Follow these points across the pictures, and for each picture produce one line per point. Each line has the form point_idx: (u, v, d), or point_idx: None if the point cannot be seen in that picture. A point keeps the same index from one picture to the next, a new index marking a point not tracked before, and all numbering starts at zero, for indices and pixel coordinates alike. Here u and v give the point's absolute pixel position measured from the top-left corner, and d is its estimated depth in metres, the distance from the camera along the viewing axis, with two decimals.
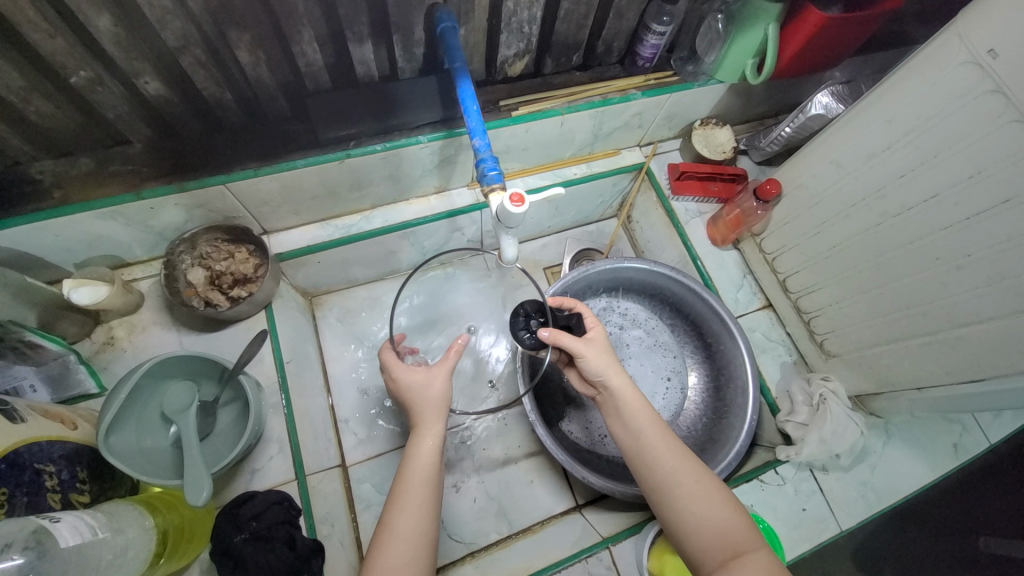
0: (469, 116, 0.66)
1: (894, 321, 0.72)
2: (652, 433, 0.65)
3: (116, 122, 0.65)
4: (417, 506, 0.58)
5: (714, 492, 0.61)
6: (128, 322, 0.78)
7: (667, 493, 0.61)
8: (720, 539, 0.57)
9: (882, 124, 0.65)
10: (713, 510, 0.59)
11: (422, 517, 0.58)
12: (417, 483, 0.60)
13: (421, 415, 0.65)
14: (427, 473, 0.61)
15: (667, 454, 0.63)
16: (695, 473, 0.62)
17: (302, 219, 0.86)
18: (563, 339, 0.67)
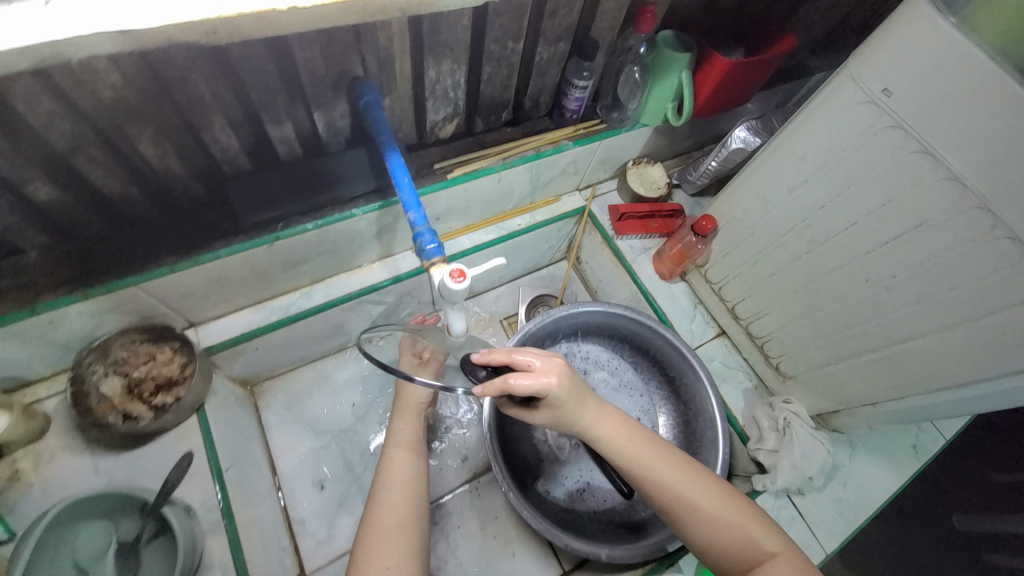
0: (401, 189, 0.64)
1: (840, 342, 0.74)
2: (653, 463, 0.63)
3: (3, 234, 0.58)
4: (400, 499, 0.63)
5: (722, 504, 0.61)
6: (31, 453, 0.67)
7: (678, 518, 0.62)
8: (738, 551, 0.59)
9: (798, 159, 0.69)
10: (727, 525, 0.60)
11: (406, 503, 0.63)
12: (399, 482, 0.64)
13: (398, 431, 0.71)
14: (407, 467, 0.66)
15: (674, 481, 0.62)
16: (701, 490, 0.62)
17: (233, 306, 0.80)
18: (512, 385, 0.54)
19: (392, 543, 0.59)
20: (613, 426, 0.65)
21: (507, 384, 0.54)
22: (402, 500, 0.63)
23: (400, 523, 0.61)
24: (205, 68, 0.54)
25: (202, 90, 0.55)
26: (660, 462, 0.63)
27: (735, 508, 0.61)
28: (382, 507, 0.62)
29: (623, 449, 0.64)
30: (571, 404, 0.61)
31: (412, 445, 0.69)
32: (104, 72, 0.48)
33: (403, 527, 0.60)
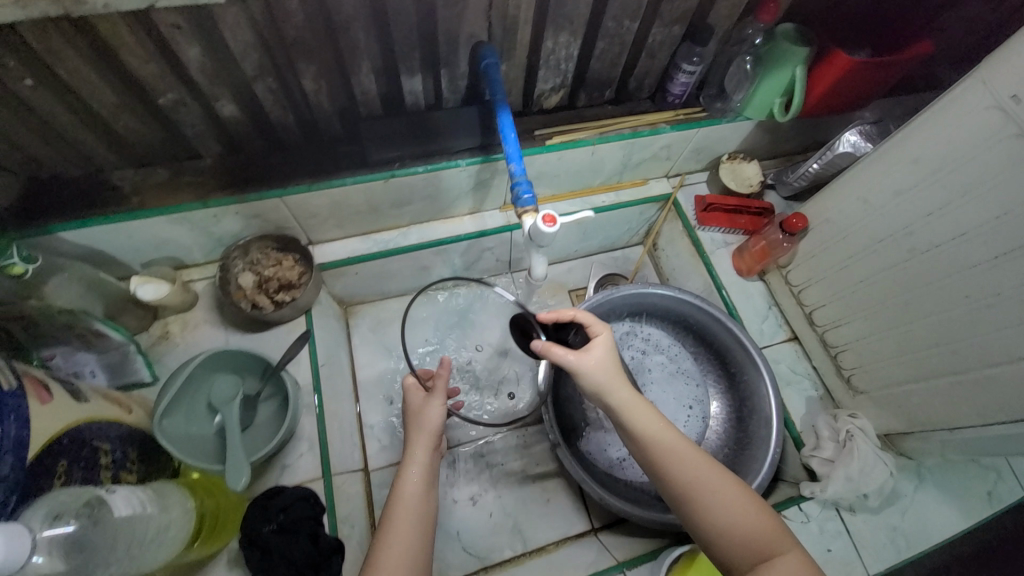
0: (507, 143, 0.71)
1: (923, 360, 0.71)
2: (674, 449, 0.63)
3: (193, 139, 0.73)
4: (408, 545, 0.60)
5: (731, 492, 0.60)
6: (183, 319, 0.84)
7: (690, 498, 0.61)
8: (752, 551, 0.57)
9: (908, 163, 0.67)
10: (741, 513, 0.59)
11: (411, 548, 0.60)
12: (409, 514, 0.63)
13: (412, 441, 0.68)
14: (419, 503, 0.64)
15: (688, 465, 0.62)
16: (714, 478, 0.61)
17: (344, 232, 0.92)
18: (553, 351, 0.66)
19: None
20: (635, 404, 0.66)
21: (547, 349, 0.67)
22: (408, 547, 0.60)
23: (404, 571, 0.58)
24: (364, 19, 0.64)
25: (358, 38, 0.66)
26: (679, 447, 0.63)
27: (749, 499, 0.60)
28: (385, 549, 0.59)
29: (644, 429, 0.64)
30: (602, 378, 0.66)
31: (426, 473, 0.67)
32: (293, 14, 0.60)
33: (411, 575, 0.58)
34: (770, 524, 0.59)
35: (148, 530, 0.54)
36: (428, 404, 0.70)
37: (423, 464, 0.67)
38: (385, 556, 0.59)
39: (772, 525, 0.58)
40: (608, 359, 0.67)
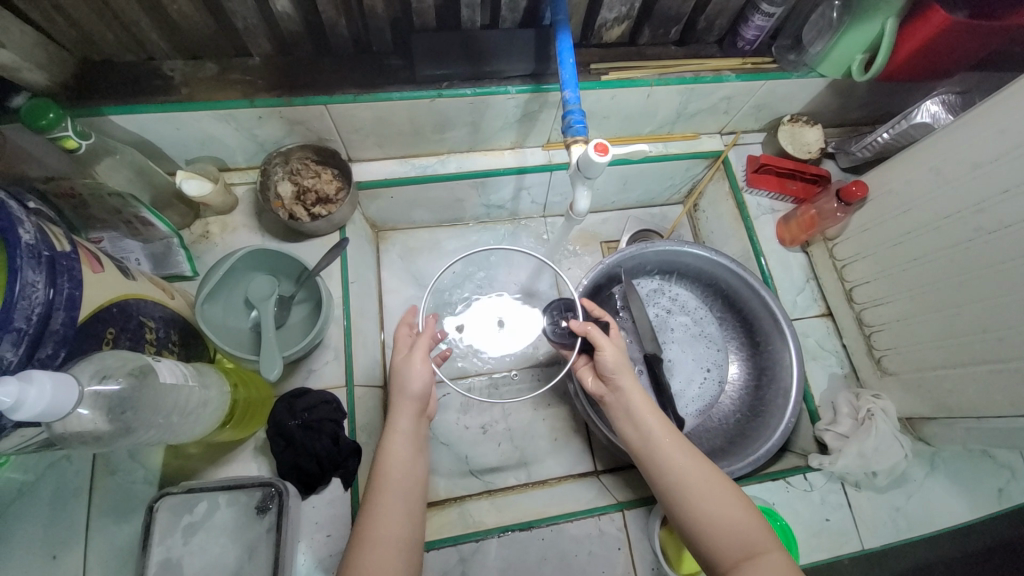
0: (564, 68, 0.68)
1: (964, 345, 0.69)
2: (670, 443, 0.66)
3: (243, 33, 0.71)
4: (396, 508, 0.60)
5: (721, 488, 0.62)
6: (223, 221, 0.86)
7: (679, 492, 0.63)
8: (734, 544, 0.59)
9: (996, 134, 0.62)
10: (728, 508, 0.61)
11: (402, 512, 0.60)
12: (397, 479, 0.62)
13: (395, 410, 0.67)
14: (406, 470, 0.63)
15: (681, 458, 0.64)
16: (705, 472, 0.63)
17: (384, 153, 0.91)
18: (590, 330, 0.71)
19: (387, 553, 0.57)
20: (641, 400, 0.69)
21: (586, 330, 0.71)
22: (401, 509, 0.60)
23: (400, 531, 0.59)
24: None
25: None
26: (674, 441, 0.66)
27: (736, 496, 0.62)
28: (375, 513, 0.59)
29: (647, 422, 0.68)
30: (619, 367, 0.70)
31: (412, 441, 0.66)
32: None
33: (407, 537, 0.59)
34: (755, 521, 0.60)
35: (187, 402, 0.57)
36: (412, 365, 0.68)
37: (409, 429, 0.66)
38: (375, 519, 0.59)
39: (757, 522, 0.60)
40: (621, 356, 0.71)
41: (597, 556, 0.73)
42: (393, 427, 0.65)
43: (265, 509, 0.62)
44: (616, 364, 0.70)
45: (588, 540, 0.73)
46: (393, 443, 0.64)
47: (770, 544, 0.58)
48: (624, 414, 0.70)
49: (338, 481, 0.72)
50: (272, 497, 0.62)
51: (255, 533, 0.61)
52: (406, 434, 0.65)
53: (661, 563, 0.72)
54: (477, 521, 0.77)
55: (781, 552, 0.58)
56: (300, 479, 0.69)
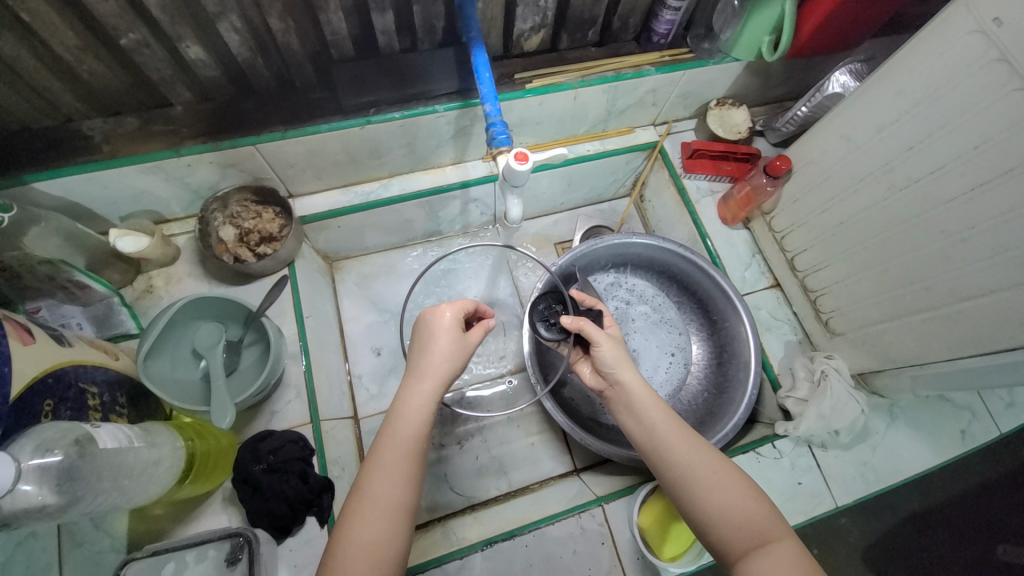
0: (482, 83, 0.70)
1: (898, 298, 0.72)
2: (675, 435, 0.65)
3: (160, 84, 0.71)
4: (398, 475, 0.58)
5: (729, 478, 0.61)
6: (166, 273, 0.84)
7: (685, 485, 0.62)
8: (744, 533, 0.58)
9: (892, 96, 0.66)
10: (736, 499, 0.60)
11: (400, 479, 0.58)
12: (401, 444, 0.59)
13: (417, 370, 0.64)
14: (415, 432, 0.61)
15: (686, 451, 0.63)
16: (712, 464, 0.62)
17: (324, 185, 0.91)
18: (584, 326, 0.71)
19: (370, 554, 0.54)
20: (643, 393, 0.68)
21: (581, 326, 0.71)
22: (401, 476, 0.58)
23: (392, 499, 0.57)
24: None
25: None
26: (679, 434, 0.65)
27: (744, 485, 0.61)
28: (375, 475, 0.57)
29: (650, 417, 0.66)
30: (618, 358, 0.70)
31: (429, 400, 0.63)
32: None
33: (401, 507, 0.57)
34: (765, 509, 0.59)
35: (136, 462, 0.56)
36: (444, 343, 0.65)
37: (428, 390, 0.63)
38: (376, 483, 0.57)
39: (766, 509, 0.60)
40: (619, 350, 0.71)
41: (582, 554, 0.73)
42: (410, 390, 0.63)
43: (235, 560, 0.61)
44: (615, 357, 0.70)
45: (571, 540, 0.74)
46: (406, 403, 0.62)
47: (779, 532, 0.58)
48: (626, 408, 0.69)
49: (313, 519, 0.71)
50: (241, 547, 0.62)
51: None
52: (428, 392, 0.63)
53: (644, 551, 0.73)
54: (461, 538, 0.77)
55: (790, 539, 0.57)
56: (272, 524, 0.68)
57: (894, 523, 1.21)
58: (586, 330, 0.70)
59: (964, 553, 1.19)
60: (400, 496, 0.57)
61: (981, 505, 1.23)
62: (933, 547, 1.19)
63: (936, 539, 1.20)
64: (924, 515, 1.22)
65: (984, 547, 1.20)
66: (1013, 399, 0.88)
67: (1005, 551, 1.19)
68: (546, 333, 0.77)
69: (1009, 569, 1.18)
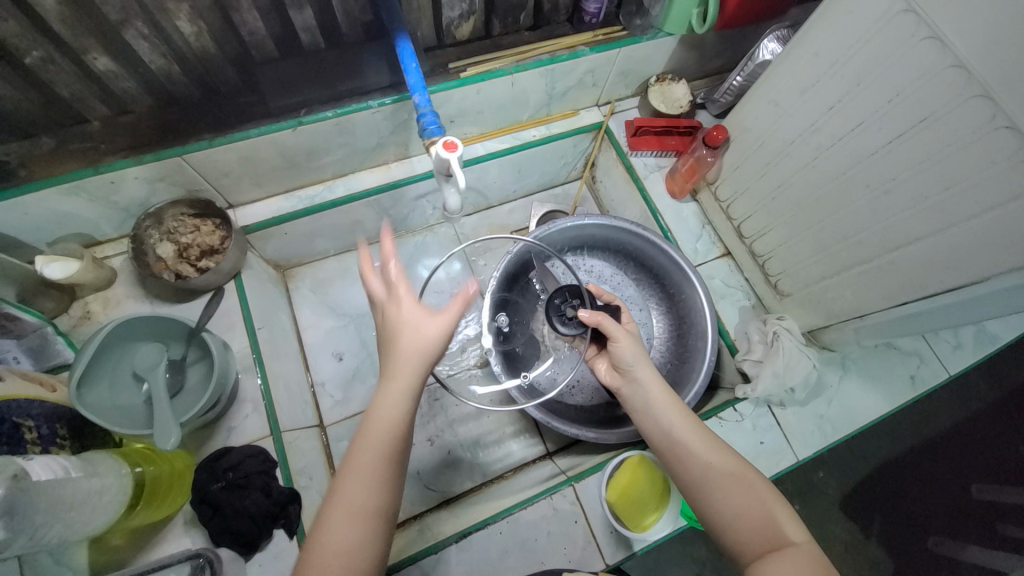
0: (408, 74, 0.69)
1: (835, 254, 0.75)
2: (694, 436, 0.65)
3: (71, 101, 0.68)
4: (371, 476, 0.52)
5: (746, 481, 0.61)
6: (104, 297, 0.81)
7: (699, 485, 0.62)
8: (756, 536, 0.57)
9: (811, 58, 0.68)
10: (750, 503, 0.59)
11: (376, 479, 0.51)
12: (375, 453, 0.52)
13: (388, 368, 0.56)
14: (387, 441, 0.53)
15: (704, 452, 0.63)
16: (729, 467, 0.62)
17: (265, 192, 0.89)
18: (601, 320, 0.74)
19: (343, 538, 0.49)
20: (660, 393, 0.70)
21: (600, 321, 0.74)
22: (374, 477, 0.52)
23: (370, 504, 0.51)
24: None
25: None
26: (698, 436, 0.65)
27: (761, 492, 0.60)
28: (347, 484, 0.51)
29: (668, 418, 0.68)
30: (637, 351, 0.73)
31: (400, 417, 0.55)
32: None
33: (379, 510, 0.51)
34: (783, 517, 0.58)
35: (78, 493, 0.54)
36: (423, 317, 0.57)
37: (432, 338, 0.56)
38: (348, 482, 0.51)
39: (783, 515, 0.58)
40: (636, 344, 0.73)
41: (556, 534, 0.74)
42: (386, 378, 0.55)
43: None
44: (634, 351, 0.73)
45: (545, 522, 0.75)
46: (378, 413, 0.53)
47: (795, 538, 0.56)
48: (643, 407, 0.71)
49: (281, 531, 0.70)
50: (202, 568, 0.60)
51: None
52: (400, 397, 0.55)
53: (616, 525, 0.75)
54: (437, 532, 0.77)
55: (809, 547, 0.55)
56: (236, 540, 0.66)
57: (866, 474, 1.26)
58: (605, 324, 0.74)
59: (945, 495, 1.26)
60: (376, 500, 0.51)
61: (947, 446, 1.29)
62: (908, 492, 1.25)
63: (907, 484, 1.26)
64: (897, 462, 1.27)
65: (963, 488, 1.27)
66: (959, 341, 0.92)
67: (982, 490, 1.26)
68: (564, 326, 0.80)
69: (984, 505, 1.25)
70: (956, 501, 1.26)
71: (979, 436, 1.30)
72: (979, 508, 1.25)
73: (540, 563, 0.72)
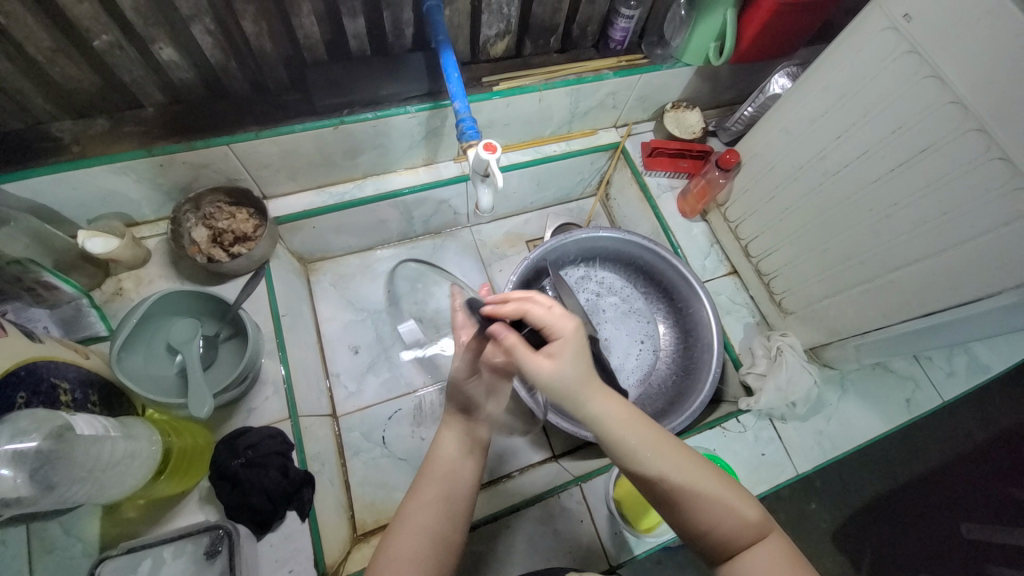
0: (451, 83, 0.74)
1: (839, 274, 0.79)
2: (668, 459, 0.58)
3: (131, 86, 0.72)
4: (436, 503, 0.62)
5: (724, 490, 0.58)
6: (137, 276, 0.84)
7: (673, 502, 0.58)
8: (738, 545, 0.56)
9: (821, 91, 0.74)
10: (726, 514, 0.57)
11: (435, 504, 0.61)
12: (440, 482, 0.63)
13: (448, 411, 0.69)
14: (450, 476, 0.64)
15: (678, 470, 0.58)
16: (706, 482, 0.58)
17: (299, 186, 0.93)
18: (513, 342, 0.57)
19: (416, 542, 0.58)
20: (617, 411, 0.59)
21: (526, 308, 0.58)
22: (437, 502, 0.62)
23: (437, 528, 0.60)
24: None
25: None
26: (667, 457, 0.58)
27: (740, 497, 0.58)
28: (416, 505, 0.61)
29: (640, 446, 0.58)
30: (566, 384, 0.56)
31: (459, 454, 0.66)
32: None
33: (436, 531, 0.60)
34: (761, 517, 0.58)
35: (113, 453, 0.56)
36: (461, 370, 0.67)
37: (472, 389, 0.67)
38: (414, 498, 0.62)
39: (759, 516, 0.58)
40: (568, 368, 0.56)
41: (563, 532, 0.76)
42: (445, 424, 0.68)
43: (215, 553, 0.61)
44: (574, 374, 0.57)
45: (552, 520, 0.76)
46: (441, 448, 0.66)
47: (768, 534, 0.57)
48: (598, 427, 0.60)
49: (293, 513, 0.71)
50: (221, 539, 0.61)
51: None
52: (456, 438, 0.67)
53: (620, 522, 0.78)
54: None
55: (779, 540, 0.57)
56: (251, 518, 0.67)
57: (856, 507, 1.28)
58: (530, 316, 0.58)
59: (932, 533, 1.26)
60: (432, 520, 0.60)
61: (938, 482, 1.31)
62: (897, 525, 1.27)
63: (898, 518, 1.27)
64: (884, 497, 1.29)
65: (953, 529, 1.26)
66: (953, 369, 0.95)
67: (968, 530, 1.26)
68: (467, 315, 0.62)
69: (975, 546, 1.25)
70: (944, 542, 1.26)
71: (969, 472, 1.33)
72: (967, 549, 1.25)
73: (545, 560, 0.73)
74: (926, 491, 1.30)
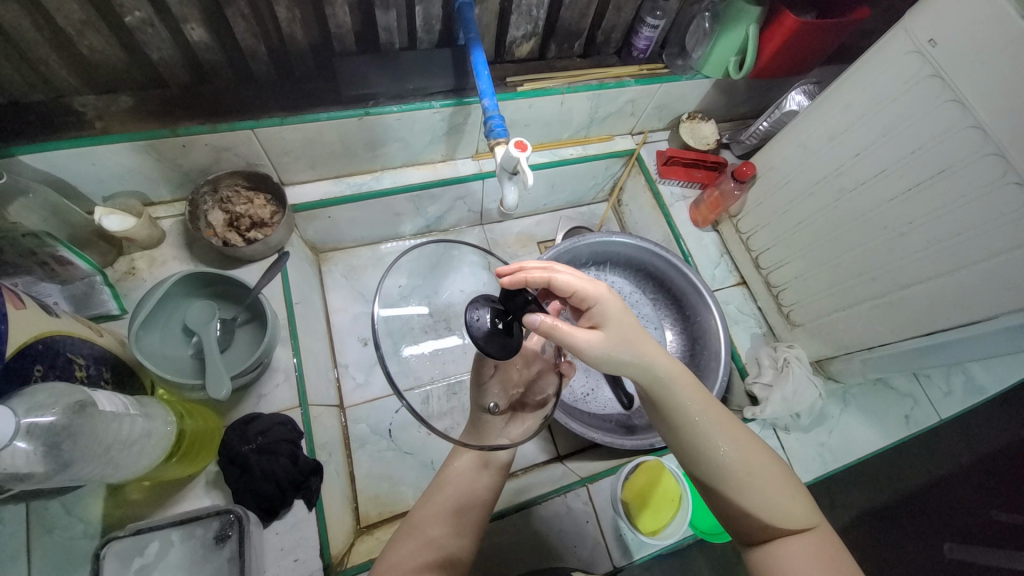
0: (480, 80, 0.75)
1: (849, 289, 0.81)
2: (725, 432, 0.60)
3: (158, 64, 0.71)
4: (443, 515, 0.64)
5: (772, 476, 0.58)
6: (150, 256, 0.83)
7: (720, 478, 0.58)
8: (779, 526, 0.57)
9: (842, 109, 0.76)
10: (771, 499, 0.57)
11: (444, 516, 0.64)
12: (450, 495, 0.65)
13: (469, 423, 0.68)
14: (462, 489, 0.66)
15: (734, 445, 0.59)
16: (757, 463, 0.59)
17: (318, 174, 0.93)
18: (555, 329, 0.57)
19: (421, 548, 0.61)
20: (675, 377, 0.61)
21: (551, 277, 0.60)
22: (443, 515, 0.64)
23: (442, 539, 0.62)
24: None
25: None
26: (722, 431, 0.60)
27: (788, 487, 0.59)
28: (427, 515, 0.64)
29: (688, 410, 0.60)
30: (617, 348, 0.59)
31: (472, 474, 0.68)
32: None
33: (440, 542, 0.62)
34: (804, 507, 0.58)
35: (131, 431, 0.55)
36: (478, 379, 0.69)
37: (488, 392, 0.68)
38: (425, 506, 0.65)
39: (804, 507, 0.58)
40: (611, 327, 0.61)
41: (568, 532, 0.76)
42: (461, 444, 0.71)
43: (224, 537, 0.60)
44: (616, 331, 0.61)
45: (558, 519, 0.77)
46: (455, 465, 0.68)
47: (810, 527, 0.57)
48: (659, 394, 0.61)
49: (300, 502, 0.70)
50: (231, 524, 0.61)
51: (214, 564, 0.58)
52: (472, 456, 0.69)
53: (623, 524, 0.78)
54: None
55: (820, 534, 0.57)
56: (259, 504, 0.66)
57: (846, 520, 1.30)
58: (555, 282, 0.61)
59: (918, 549, 1.29)
60: (440, 532, 0.62)
61: (925, 499, 1.34)
62: (885, 540, 1.29)
63: (885, 532, 1.29)
64: (873, 512, 1.31)
65: (934, 548, 1.29)
66: (951, 389, 0.97)
67: (952, 549, 1.29)
68: (485, 320, 0.53)
69: (955, 565, 1.27)
70: (928, 558, 1.28)
71: (956, 491, 1.35)
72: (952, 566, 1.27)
73: (550, 559, 0.74)
74: (914, 507, 1.32)
